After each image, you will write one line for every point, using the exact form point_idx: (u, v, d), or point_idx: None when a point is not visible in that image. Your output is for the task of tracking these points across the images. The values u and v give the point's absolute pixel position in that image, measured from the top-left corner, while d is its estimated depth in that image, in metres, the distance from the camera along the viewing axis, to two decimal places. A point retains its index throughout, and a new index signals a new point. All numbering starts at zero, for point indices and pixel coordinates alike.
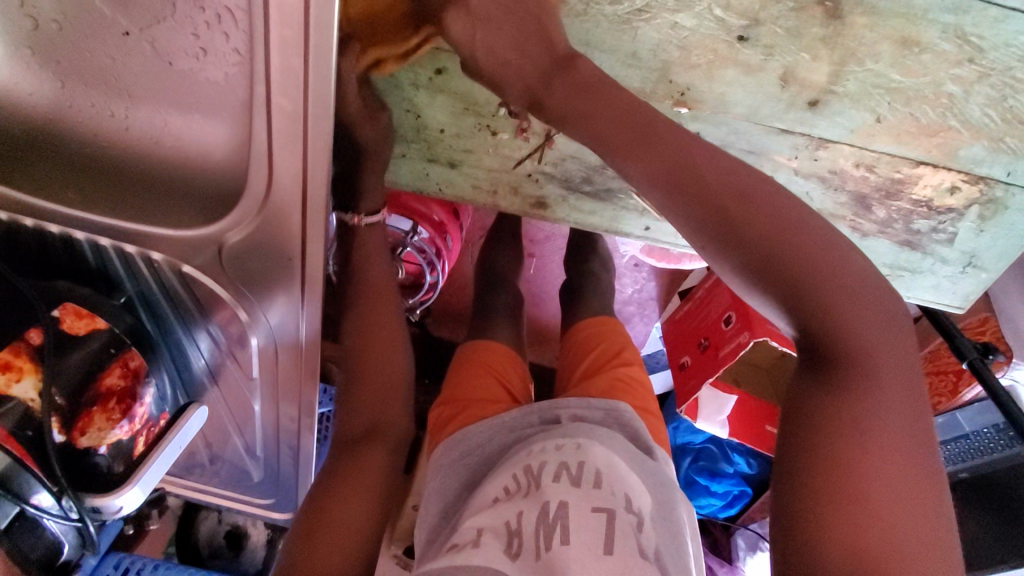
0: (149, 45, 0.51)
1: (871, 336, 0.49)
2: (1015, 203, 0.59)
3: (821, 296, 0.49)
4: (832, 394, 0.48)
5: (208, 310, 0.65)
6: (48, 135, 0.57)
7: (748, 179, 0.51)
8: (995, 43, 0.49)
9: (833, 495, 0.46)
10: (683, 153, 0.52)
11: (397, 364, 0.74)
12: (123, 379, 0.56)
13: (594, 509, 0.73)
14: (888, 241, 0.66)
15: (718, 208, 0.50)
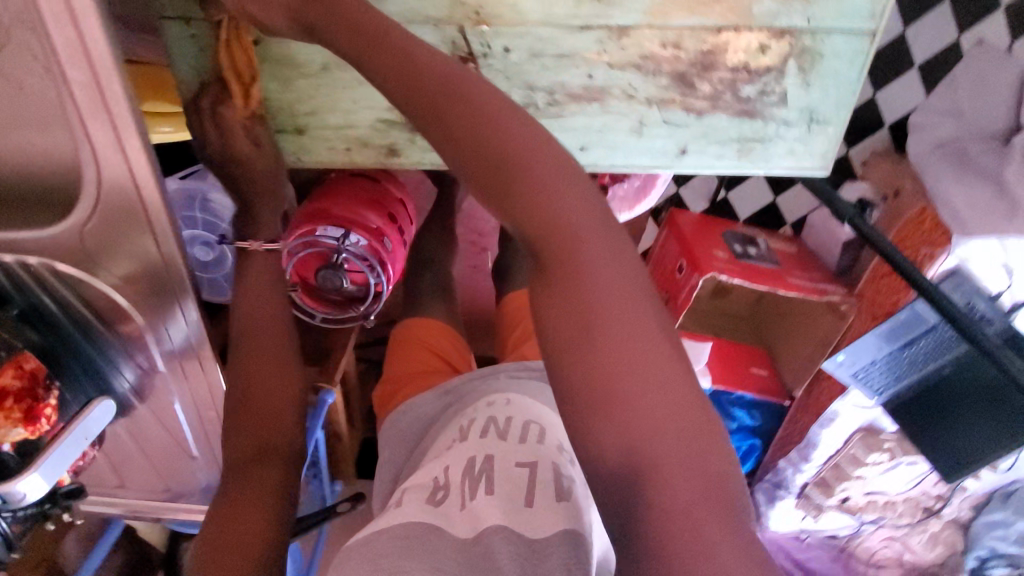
0: None
1: (587, 265, 0.60)
2: (825, 49, 0.68)
3: (563, 241, 0.60)
4: (584, 319, 0.59)
5: (107, 319, 0.71)
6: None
7: (504, 148, 0.60)
8: None
9: (600, 409, 0.57)
10: (456, 139, 0.61)
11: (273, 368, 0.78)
12: (18, 379, 0.60)
13: (517, 466, 0.73)
14: (726, 113, 0.73)
15: (502, 197, 0.60)
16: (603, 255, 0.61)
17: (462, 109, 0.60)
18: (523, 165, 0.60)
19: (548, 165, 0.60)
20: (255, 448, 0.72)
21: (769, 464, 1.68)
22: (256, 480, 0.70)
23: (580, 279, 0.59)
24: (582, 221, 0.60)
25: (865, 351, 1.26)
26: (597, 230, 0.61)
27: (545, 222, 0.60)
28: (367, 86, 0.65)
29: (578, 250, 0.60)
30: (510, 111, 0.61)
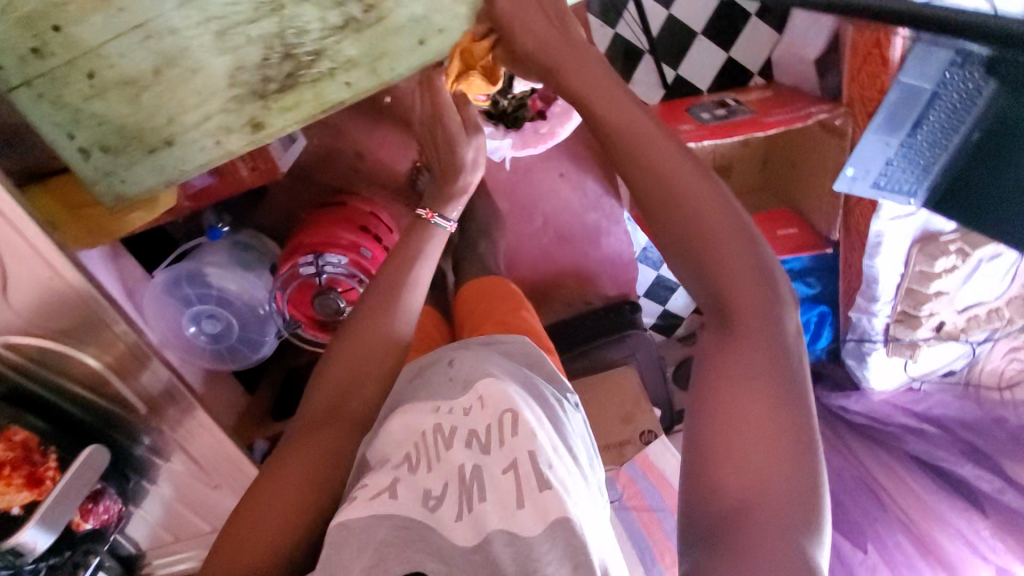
0: None
1: (744, 307, 0.63)
2: None
3: (730, 284, 0.64)
4: (725, 351, 0.63)
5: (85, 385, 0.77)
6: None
7: (679, 199, 0.67)
8: None
9: (715, 430, 0.59)
10: (644, 194, 0.69)
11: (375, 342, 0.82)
12: (12, 451, 0.68)
13: (503, 471, 0.64)
14: None
15: (680, 242, 0.66)
16: (755, 326, 0.62)
17: (659, 151, 0.69)
18: (685, 213, 0.66)
19: (719, 223, 0.65)
20: (346, 390, 0.79)
21: (844, 325, 1.53)
22: (316, 441, 0.75)
23: (735, 324, 0.63)
24: (741, 269, 0.64)
25: (873, 154, 1.15)
26: (758, 296, 0.63)
27: (694, 255, 0.65)
28: (199, 67, 0.66)
29: (729, 282, 0.64)
30: (719, 197, 0.67)
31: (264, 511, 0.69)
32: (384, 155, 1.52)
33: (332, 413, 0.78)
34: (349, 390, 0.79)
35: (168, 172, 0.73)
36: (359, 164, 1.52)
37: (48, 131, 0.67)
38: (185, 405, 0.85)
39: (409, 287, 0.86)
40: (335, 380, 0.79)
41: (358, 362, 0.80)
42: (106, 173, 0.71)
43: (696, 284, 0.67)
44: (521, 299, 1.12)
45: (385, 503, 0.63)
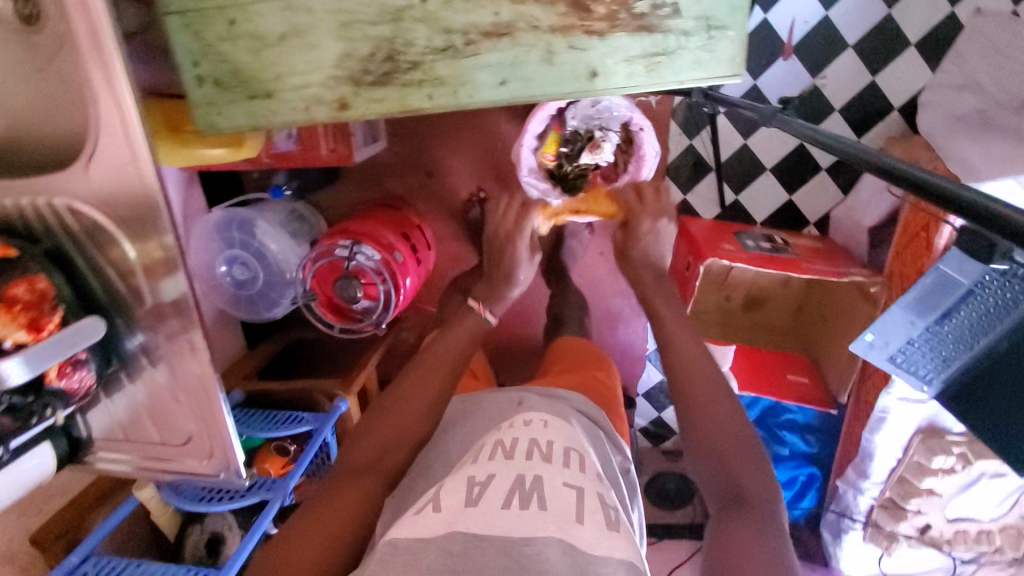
0: (55, 74, 0.81)
1: (750, 491, 0.88)
2: None
3: (745, 482, 0.89)
4: (736, 512, 0.85)
5: (119, 273, 0.81)
6: (1, 152, 0.86)
7: (713, 407, 0.97)
8: None
9: (718, 571, 0.77)
10: (685, 408, 0.99)
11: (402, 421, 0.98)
12: (28, 294, 0.72)
13: (564, 486, 0.78)
14: (625, 29, 0.70)
15: (706, 455, 0.94)
16: (759, 495, 0.88)
17: (696, 382, 1.01)
18: (711, 427, 0.95)
19: (739, 429, 0.95)
20: (376, 449, 0.95)
21: (831, 493, 1.48)
22: (348, 496, 0.88)
23: (749, 505, 0.86)
24: (750, 467, 0.90)
25: (896, 330, 1.13)
26: (763, 492, 0.88)
27: (715, 453, 0.93)
28: (316, 45, 0.77)
29: (745, 480, 0.89)
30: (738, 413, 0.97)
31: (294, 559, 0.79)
32: (450, 181, 1.62)
33: (362, 472, 0.92)
34: (384, 439, 0.96)
35: (259, 120, 0.83)
36: (425, 181, 1.63)
37: (180, 55, 0.79)
38: (185, 322, 0.83)
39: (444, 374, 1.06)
40: (375, 435, 0.97)
41: (396, 411, 0.99)
42: (209, 103, 0.82)
43: (710, 473, 0.92)
44: (603, 364, 1.32)
45: (432, 509, 0.75)
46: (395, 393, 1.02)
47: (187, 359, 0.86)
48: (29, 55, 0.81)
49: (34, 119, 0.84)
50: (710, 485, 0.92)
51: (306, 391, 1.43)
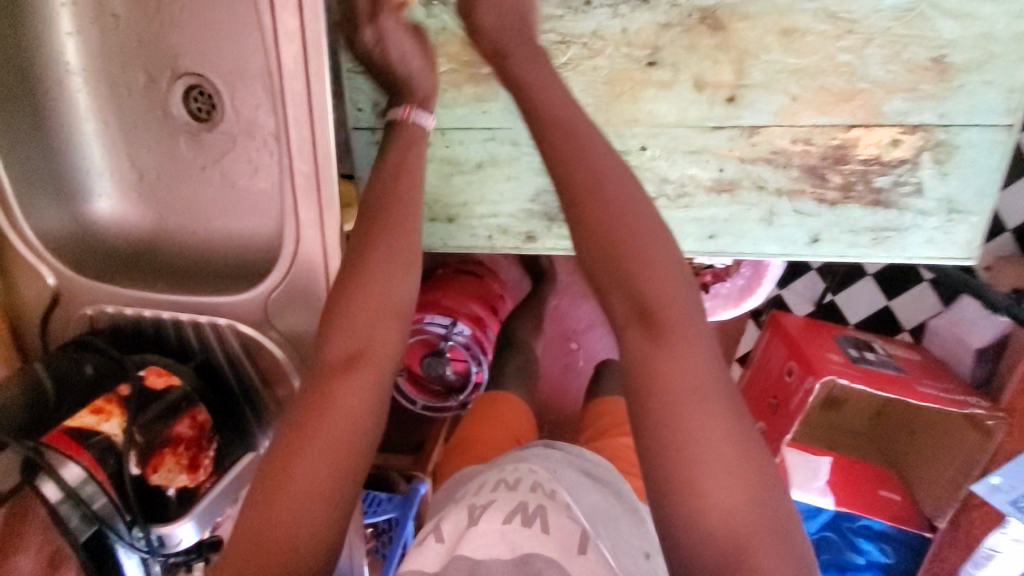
0: (219, 174, 0.75)
1: (679, 326, 0.50)
2: (963, 141, 0.63)
3: (667, 307, 0.50)
4: (656, 355, 0.49)
5: (274, 389, 0.75)
6: (138, 249, 0.77)
7: (603, 197, 0.52)
8: (865, 12, 0.59)
9: (673, 474, 0.47)
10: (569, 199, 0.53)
11: (374, 297, 0.56)
12: (191, 429, 0.66)
13: (571, 519, 0.63)
14: (857, 201, 0.67)
15: (598, 249, 0.52)
16: (688, 349, 0.50)
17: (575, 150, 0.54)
18: (621, 220, 0.52)
19: (647, 223, 0.52)
20: (345, 366, 0.54)
21: None
22: (332, 408, 0.53)
23: (664, 329, 0.50)
24: (670, 274, 0.51)
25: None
26: (687, 314, 0.51)
27: (614, 255, 0.51)
28: (514, 176, 0.72)
29: (660, 298, 0.50)
30: (650, 215, 0.53)
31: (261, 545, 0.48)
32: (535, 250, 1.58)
33: (339, 375, 0.54)
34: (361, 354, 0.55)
35: (432, 241, 0.77)
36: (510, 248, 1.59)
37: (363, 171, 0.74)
38: None
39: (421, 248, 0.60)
40: (342, 333, 0.55)
41: (379, 296, 0.56)
42: None
43: (616, 293, 0.52)
44: None
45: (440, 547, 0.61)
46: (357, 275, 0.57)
47: None
48: (195, 148, 0.74)
49: (188, 214, 0.77)
50: (612, 306, 0.52)
51: (383, 471, 1.36)
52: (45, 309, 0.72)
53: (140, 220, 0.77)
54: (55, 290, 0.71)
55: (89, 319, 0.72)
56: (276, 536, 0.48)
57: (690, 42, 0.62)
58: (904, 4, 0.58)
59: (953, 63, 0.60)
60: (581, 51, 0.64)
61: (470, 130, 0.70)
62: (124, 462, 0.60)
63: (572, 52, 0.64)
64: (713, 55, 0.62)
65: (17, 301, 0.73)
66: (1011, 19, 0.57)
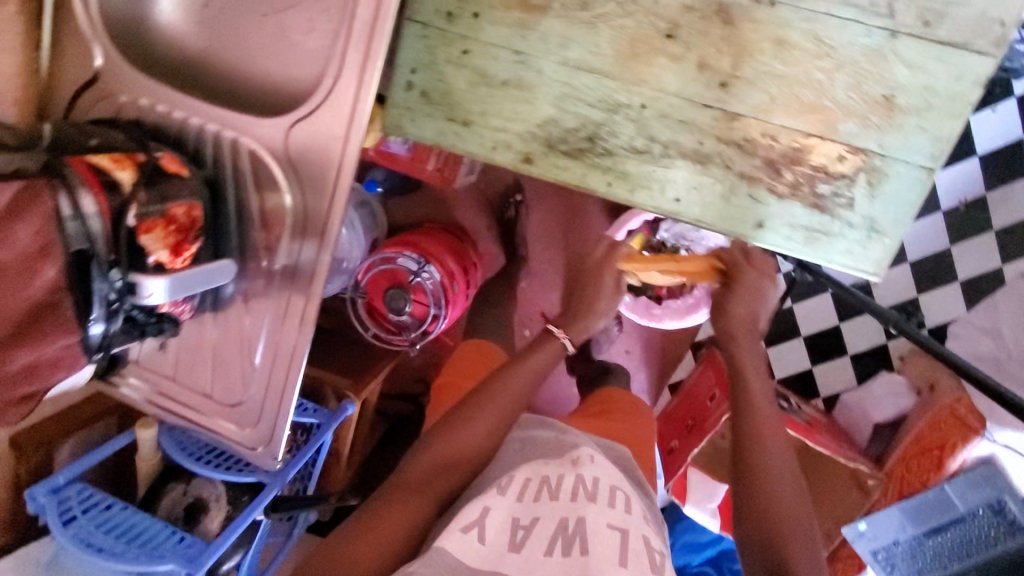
0: (278, 22, 0.82)
1: (774, 481, 0.75)
2: (892, 172, 0.77)
3: (761, 471, 0.75)
4: (759, 508, 0.73)
5: (264, 224, 0.80)
6: (180, 66, 0.83)
7: (727, 401, 0.82)
8: (841, 42, 0.73)
9: None
10: (729, 381, 0.86)
11: (488, 428, 0.86)
12: (185, 216, 0.71)
13: (609, 527, 0.69)
14: (802, 201, 0.80)
15: (731, 435, 0.79)
16: (787, 501, 0.73)
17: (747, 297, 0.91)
18: (741, 419, 0.80)
19: (757, 426, 0.79)
20: (436, 471, 0.81)
21: None
22: (397, 509, 0.75)
23: (758, 484, 0.74)
24: (765, 451, 0.77)
25: (886, 528, 1.23)
26: (784, 478, 0.75)
27: (735, 445, 0.78)
28: (530, 101, 0.83)
29: (763, 466, 0.76)
30: (762, 414, 0.81)
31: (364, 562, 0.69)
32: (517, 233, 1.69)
33: (407, 491, 0.79)
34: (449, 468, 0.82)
35: (445, 140, 0.87)
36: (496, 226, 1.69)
37: (405, 59, 0.84)
38: (304, 291, 0.81)
39: (526, 397, 0.91)
40: (435, 456, 0.83)
41: (484, 423, 0.87)
42: (407, 108, 0.86)
43: (728, 456, 0.78)
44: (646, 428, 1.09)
45: (474, 540, 0.67)
46: (469, 418, 0.86)
47: (284, 329, 0.83)
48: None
49: (238, 51, 0.83)
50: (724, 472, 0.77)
51: (316, 382, 1.40)
52: (82, 85, 0.79)
53: (191, 39, 0.83)
54: (97, 72, 0.78)
55: (119, 105, 0.79)
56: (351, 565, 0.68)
57: (703, 28, 0.76)
58: (873, 45, 0.73)
59: (899, 105, 0.74)
60: (617, 10, 0.77)
61: (507, 52, 0.81)
62: (125, 209, 0.65)
63: (609, 8, 0.77)
64: (719, 44, 0.76)
65: (60, 71, 0.79)
66: (949, 82, 0.73)
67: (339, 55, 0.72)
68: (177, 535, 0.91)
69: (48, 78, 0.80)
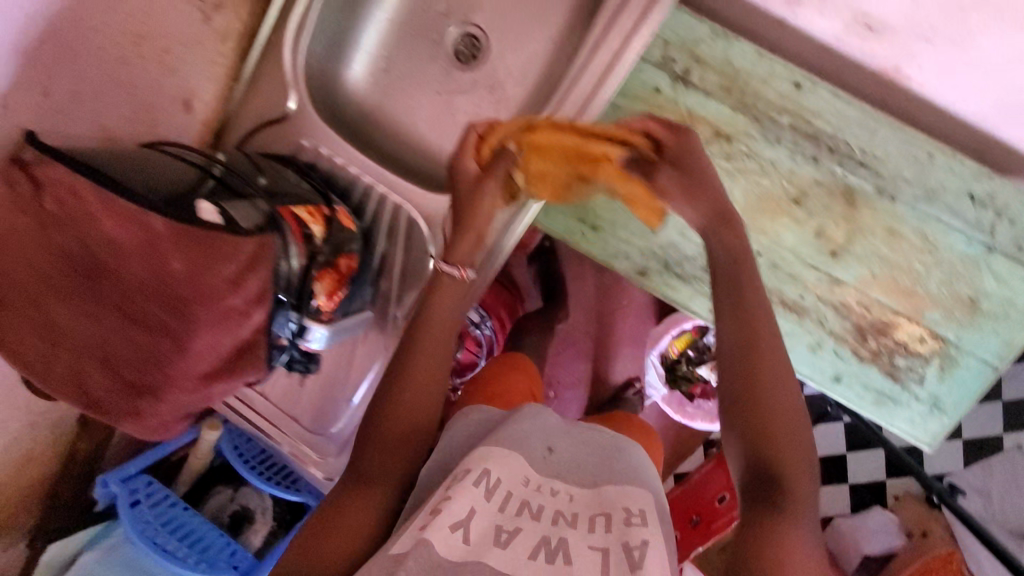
0: (452, 103, 0.91)
1: (786, 439, 0.52)
2: (963, 362, 0.87)
3: (786, 449, 0.51)
4: (770, 511, 0.49)
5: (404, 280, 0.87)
6: (358, 120, 0.93)
7: (766, 376, 0.53)
8: (943, 244, 0.84)
9: None
10: (749, 341, 0.55)
11: (428, 406, 0.63)
12: (346, 267, 0.76)
13: (593, 547, 0.51)
14: (878, 368, 0.89)
15: (734, 365, 0.55)
16: (795, 449, 0.51)
17: (740, 231, 0.60)
18: (766, 376, 0.53)
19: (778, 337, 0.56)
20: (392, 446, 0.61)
21: None
22: (363, 501, 0.58)
23: (773, 436, 0.51)
24: (778, 374, 0.53)
25: None
26: (802, 440, 0.52)
27: (768, 420, 0.52)
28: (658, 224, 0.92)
29: (780, 406, 0.53)
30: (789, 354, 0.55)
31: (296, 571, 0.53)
32: None
33: (364, 484, 0.59)
34: (408, 437, 0.61)
35: (571, 237, 0.95)
36: None
37: None
38: None
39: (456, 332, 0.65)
40: (379, 437, 0.61)
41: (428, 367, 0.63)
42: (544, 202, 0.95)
43: (729, 376, 0.55)
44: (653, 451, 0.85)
45: (458, 541, 0.50)
46: (416, 351, 0.63)
47: None
48: (444, 78, 0.91)
49: (412, 118, 0.93)
50: (726, 412, 0.54)
51: None
52: (268, 121, 0.85)
53: (373, 98, 0.93)
54: (287, 112, 0.84)
55: (298, 147, 0.85)
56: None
57: (828, 202, 0.86)
58: (970, 254, 0.84)
59: (981, 308, 0.85)
60: (756, 169, 0.87)
61: None
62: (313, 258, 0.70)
63: (750, 165, 0.87)
64: (838, 219, 0.86)
65: (249, 102, 0.85)
66: None
67: None
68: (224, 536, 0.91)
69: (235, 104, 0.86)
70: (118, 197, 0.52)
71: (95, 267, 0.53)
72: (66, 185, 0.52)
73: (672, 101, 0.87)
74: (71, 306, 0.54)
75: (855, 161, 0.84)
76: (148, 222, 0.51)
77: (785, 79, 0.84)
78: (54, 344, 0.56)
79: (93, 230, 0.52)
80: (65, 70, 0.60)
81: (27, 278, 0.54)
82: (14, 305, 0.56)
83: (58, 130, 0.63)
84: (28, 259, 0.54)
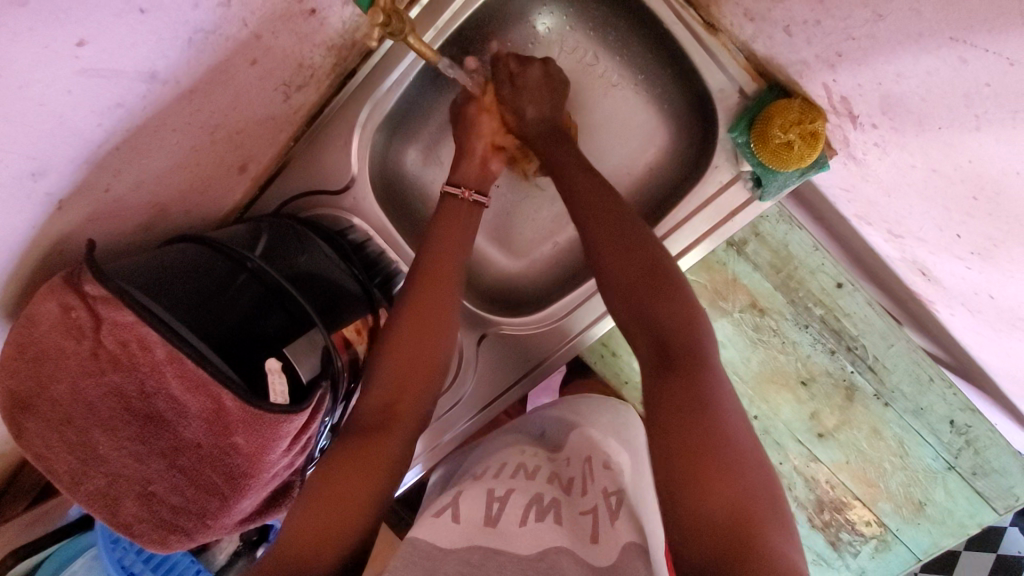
0: (508, 199, 0.88)
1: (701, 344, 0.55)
2: (894, 547, 0.98)
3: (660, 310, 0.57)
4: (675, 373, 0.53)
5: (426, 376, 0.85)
6: (404, 190, 0.84)
7: (631, 240, 0.61)
8: (915, 454, 0.92)
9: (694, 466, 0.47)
10: (608, 231, 0.62)
11: (440, 346, 0.59)
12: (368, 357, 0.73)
13: (582, 512, 0.54)
14: (824, 535, 1.00)
15: (611, 245, 0.61)
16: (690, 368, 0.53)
17: (619, 247, 0.60)
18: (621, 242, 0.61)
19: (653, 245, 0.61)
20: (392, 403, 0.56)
21: None
22: (374, 448, 0.53)
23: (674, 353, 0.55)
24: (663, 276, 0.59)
25: None
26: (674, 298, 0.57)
27: (645, 285, 0.58)
28: None
29: (682, 326, 0.56)
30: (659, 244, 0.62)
31: (328, 519, 0.48)
32: None
33: (386, 419, 0.55)
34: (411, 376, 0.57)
35: (589, 355, 0.97)
36: None
37: None
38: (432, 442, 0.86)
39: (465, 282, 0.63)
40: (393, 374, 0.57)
41: (418, 358, 0.58)
42: None
43: (618, 274, 0.60)
44: None
45: (450, 523, 0.51)
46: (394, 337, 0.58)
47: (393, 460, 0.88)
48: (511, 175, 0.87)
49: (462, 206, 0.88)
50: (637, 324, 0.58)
51: None
52: (318, 190, 0.76)
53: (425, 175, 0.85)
54: (352, 181, 0.76)
55: (345, 221, 0.77)
56: (318, 545, 0.47)
57: (831, 393, 0.92)
58: (933, 468, 0.92)
59: (925, 511, 0.94)
60: (779, 345, 0.92)
61: None
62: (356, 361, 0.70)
63: (773, 341, 0.92)
64: (835, 408, 0.93)
65: (298, 164, 0.77)
66: (964, 515, 0.92)
67: (577, 291, 0.80)
68: (195, 564, 0.84)
69: (288, 161, 0.77)
70: (190, 360, 0.49)
71: (155, 417, 0.51)
72: (134, 333, 0.49)
73: (722, 262, 0.92)
74: (115, 440, 0.52)
75: (866, 364, 0.89)
76: (218, 397, 0.49)
77: (831, 276, 0.87)
78: (88, 467, 0.53)
79: (158, 385, 0.50)
80: (134, 167, 0.54)
81: (71, 400, 0.51)
82: (49, 418, 0.52)
83: (113, 217, 0.57)
84: (75, 387, 0.51)
